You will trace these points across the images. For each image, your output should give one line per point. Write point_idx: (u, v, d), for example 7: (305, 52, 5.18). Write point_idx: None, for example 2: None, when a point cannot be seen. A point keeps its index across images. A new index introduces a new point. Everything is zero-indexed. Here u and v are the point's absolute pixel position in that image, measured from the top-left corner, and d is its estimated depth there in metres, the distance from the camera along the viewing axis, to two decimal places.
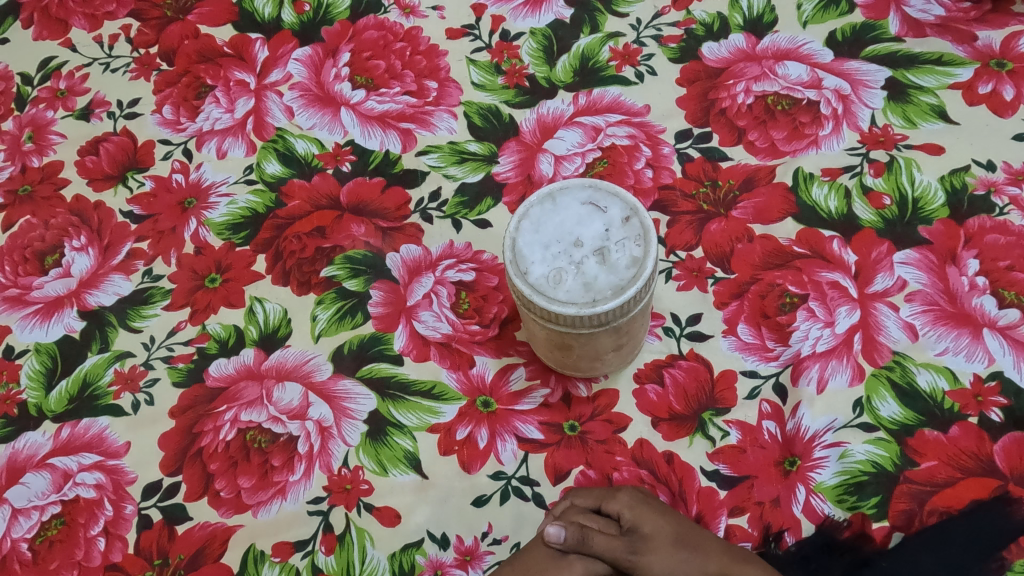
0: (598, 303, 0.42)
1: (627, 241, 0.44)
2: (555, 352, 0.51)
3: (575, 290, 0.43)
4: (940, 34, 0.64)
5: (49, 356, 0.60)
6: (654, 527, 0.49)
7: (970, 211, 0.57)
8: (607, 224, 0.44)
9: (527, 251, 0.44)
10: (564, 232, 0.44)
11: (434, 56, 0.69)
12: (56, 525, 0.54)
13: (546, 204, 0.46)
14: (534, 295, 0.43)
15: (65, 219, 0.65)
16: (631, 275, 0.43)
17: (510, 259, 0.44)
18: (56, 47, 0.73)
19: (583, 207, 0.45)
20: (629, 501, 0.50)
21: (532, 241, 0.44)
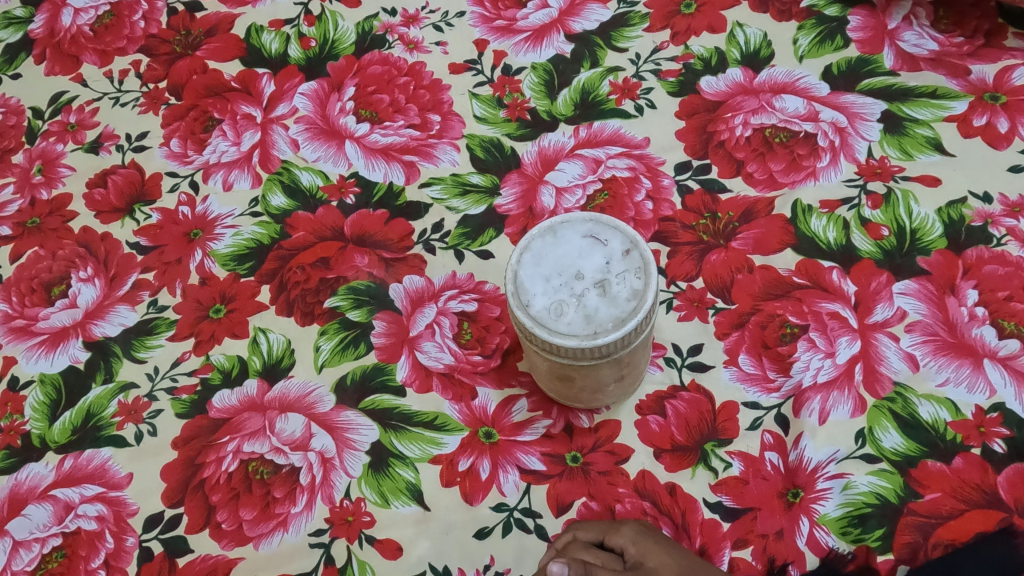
0: (599, 335, 0.43)
1: (628, 273, 0.44)
2: (556, 383, 0.51)
3: (575, 322, 0.43)
4: (934, 68, 0.65)
5: (54, 387, 0.60)
6: (656, 561, 0.48)
7: (968, 242, 0.57)
8: (608, 256, 0.45)
9: (529, 284, 0.45)
10: (565, 265, 0.45)
11: (437, 90, 0.71)
12: (56, 558, 0.54)
13: (548, 236, 0.46)
14: (535, 327, 0.43)
15: (72, 251, 0.66)
16: (631, 307, 0.43)
17: (511, 292, 0.45)
18: (67, 82, 0.74)
19: (584, 240, 0.46)
20: (631, 536, 0.50)
21: (534, 273, 0.45)
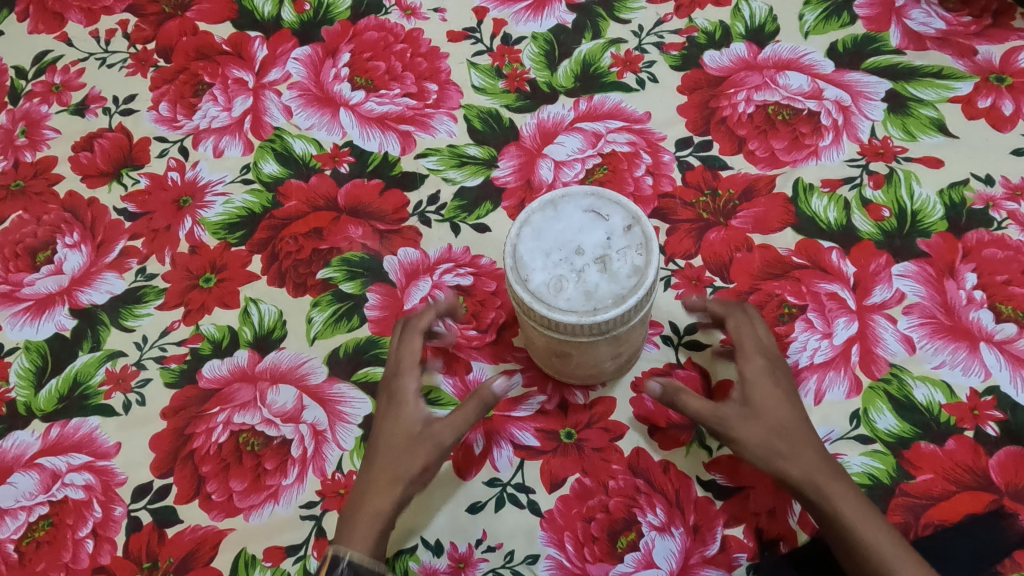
0: (599, 312, 0.42)
1: (629, 250, 0.43)
2: (553, 359, 0.51)
3: (575, 298, 0.42)
4: (941, 47, 0.64)
5: (40, 354, 0.59)
6: (764, 400, 0.49)
7: (969, 225, 0.57)
8: (609, 231, 0.44)
9: (529, 258, 0.44)
10: (566, 239, 0.44)
11: (435, 58, 0.69)
12: (43, 527, 0.54)
13: (548, 210, 0.45)
14: (534, 302, 0.43)
15: (58, 216, 0.64)
16: (632, 283, 0.42)
17: (510, 266, 0.44)
18: (51, 40, 0.72)
19: (585, 214, 0.45)
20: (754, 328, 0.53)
21: (533, 247, 0.44)
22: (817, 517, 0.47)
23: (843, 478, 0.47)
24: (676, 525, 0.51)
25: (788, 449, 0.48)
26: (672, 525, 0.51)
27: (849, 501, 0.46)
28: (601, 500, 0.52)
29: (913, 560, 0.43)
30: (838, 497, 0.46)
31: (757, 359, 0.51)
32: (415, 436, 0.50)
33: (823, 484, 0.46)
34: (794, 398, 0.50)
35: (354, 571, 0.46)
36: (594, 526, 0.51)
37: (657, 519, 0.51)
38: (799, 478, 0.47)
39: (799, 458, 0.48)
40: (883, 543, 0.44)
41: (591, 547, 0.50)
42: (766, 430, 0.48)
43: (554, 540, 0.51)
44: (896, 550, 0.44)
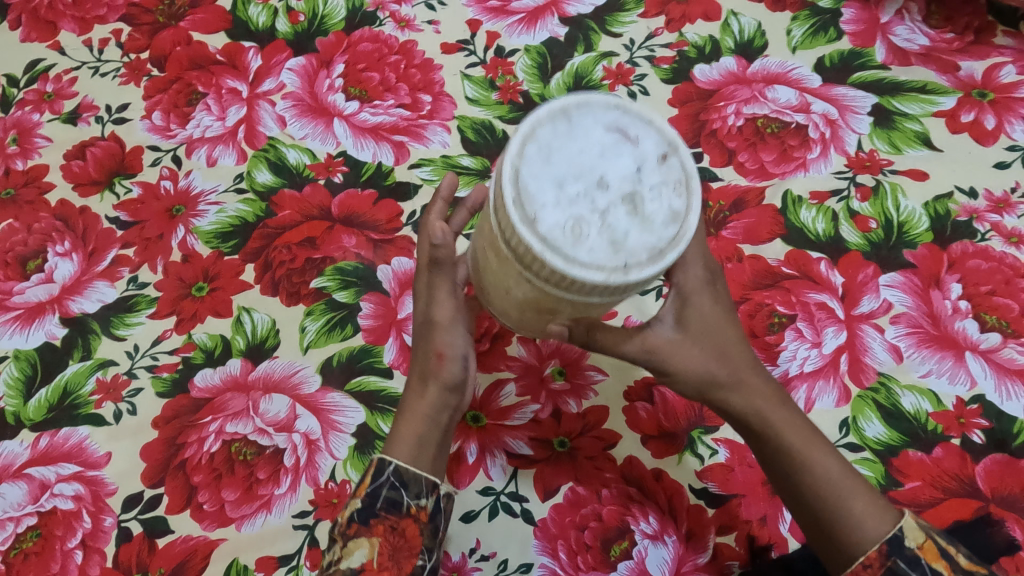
0: (631, 269, 0.35)
1: (665, 188, 0.37)
2: (529, 314, 0.44)
3: (599, 249, 0.35)
4: (925, 63, 0.66)
5: (29, 364, 0.59)
6: (702, 321, 0.47)
7: (953, 236, 0.58)
8: (637, 157, 0.37)
9: (537, 190, 0.36)
10: (585, 166, 0.37)
11: (429, 70, 0.70)
12: (32, 537, 0.53)
13: (561, 123, 0.38)
14: (546, 251, 0.35)
15: (49, 224, 0.64)
16: (667, 232, 0.36)
17: (512, 196, 0.36)
18: (43, 49, 0.72)
19: (608, 135, 0.38)
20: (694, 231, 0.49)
21: (541, 172, 0.36)
22: (761, 445, 0.45)
23: (786, 402, 0.45)
24: (668, 533, 0.51)
25: (730, 376, 0.46)
26: (665, 533, 0.51)
27: (797, 431, 0.44)
28: (594, 508, 0.52)
29: (867, 494, 0.42)
30: (783, 427, 0.44)
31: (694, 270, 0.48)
32: (426, 318, 0.51)
33: (769, 413, 0.45)
34: (729, 312, 0.48)
35: (399, 477, 0.44)
36: (587, 535, 0.51)
37: (650, 527, 0.51)
38: (742, 410, 0.45)
39: (741, 389, 0.46)
40: (834, 476, 0.42)
41: (584, 556, 0.50)
42: (707, 356, 0.46)
43: (548, 549, 0.51)
44: (846, 484, 0.42)
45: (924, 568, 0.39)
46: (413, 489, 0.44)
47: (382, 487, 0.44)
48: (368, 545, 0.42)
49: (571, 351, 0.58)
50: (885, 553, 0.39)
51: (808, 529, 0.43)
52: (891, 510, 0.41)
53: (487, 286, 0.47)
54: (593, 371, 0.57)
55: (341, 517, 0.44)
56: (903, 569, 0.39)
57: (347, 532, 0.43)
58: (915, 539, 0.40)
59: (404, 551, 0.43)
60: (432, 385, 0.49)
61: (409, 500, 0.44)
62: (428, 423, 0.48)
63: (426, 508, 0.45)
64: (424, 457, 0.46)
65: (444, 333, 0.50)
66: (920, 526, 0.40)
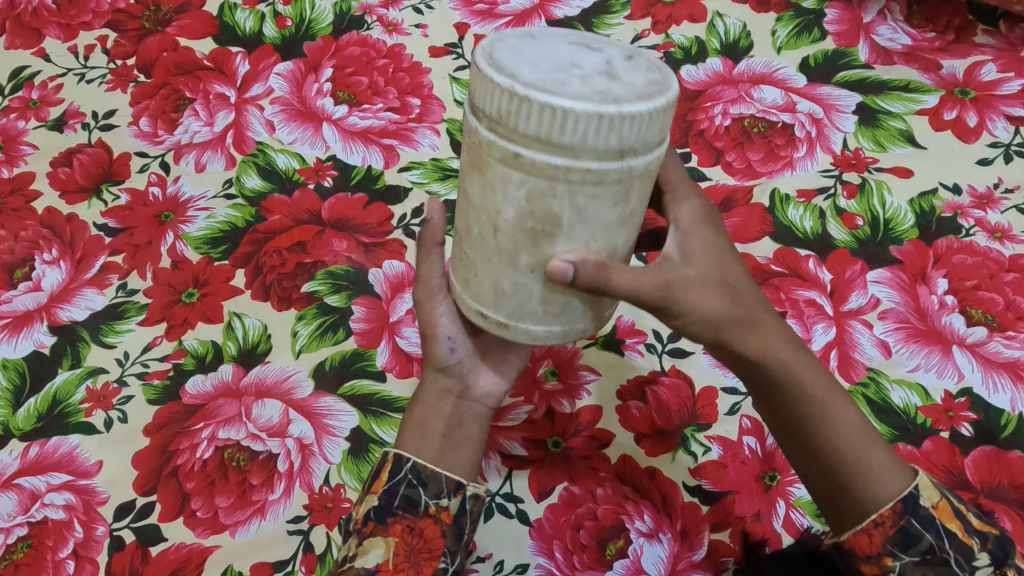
0: (624, 103, 0.31)
1: (639, 67, 0.34)
2: (524, 250, 0.38)
3: (584, 91, 0.31)
4: (907, 62, 0.67)
5: (17, 373, 0.58)
6: (710, 257, 0.44)
7: (939, 232, 0.59)
8: (607, 47, 0.35)
9: (511, 62, 0.33)
10: (559, 50, 0.34)
11: (417, 73, 0.71)
12: (22, 548, 0.51)
13: (526, 36, 0.36)
14: (529, 93, 0.31)
15: (36, 232, 0.63)
16: (654, 87, 0.33)
17: (487, 64, 0.33)
18: (28, 56, 0.72)
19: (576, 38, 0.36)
20: (682, 179, 0.48)
21: (514, 53, 0.34)
22: (777, 393, 0.43)
23: (801, 349, 0.43)
24: (664, 531, 0.51)
25: (745, 317, 0.43)
26: (660, 531, 0.51)
27: (817, 375, 0.43)
28: (589, 507, 0.52)
29: (883, 448, 0.41)
30: (806, 373, 0.43)
31: (687, 217, 0.46)
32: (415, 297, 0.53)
33: (787, 358, 0.43)
34: (734, 254, 0.45)
35: (417, 474, 0.45)
36: (582, 534, 0.51)
37: (644, 525, 0.51)
38: (761, 355, 0.42)
39: (758, 332, 0.43)
40: (852, 429, 0.41)
41: (580, 555, 0.50)
42: (723, 294, 0.43)
43: (544, 549, 0.50)
44: (865, 438, 0.41)
45: (939, 528, 0.38)
46: (432, 489, 0.45)
47: (400, 485, 0.45)
48: (384, 544, 0.43)
49: (564, 353, 0.60)
50: (899, 512, 0.39)
51: (830, 486, 0.41)
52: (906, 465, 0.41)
53: (468, 255, 0.41)
54: (585, 371, 0.58)
55: (359, 514, 0.44)
56: (918, 529, 0.38)
57: (363, 530, 0.44)
58: (930, 498, 0.39)
59: (422, 552, 0.43)
60: (430, 372, 0.52)
61: (428, 500, 0.45)
62: (422, 409, 0.50)
63: (449, 509, 0.45)
64: (415, 441, 0.47)
65: (428, 310, 0.52)
66: (935, 485, 0.40)
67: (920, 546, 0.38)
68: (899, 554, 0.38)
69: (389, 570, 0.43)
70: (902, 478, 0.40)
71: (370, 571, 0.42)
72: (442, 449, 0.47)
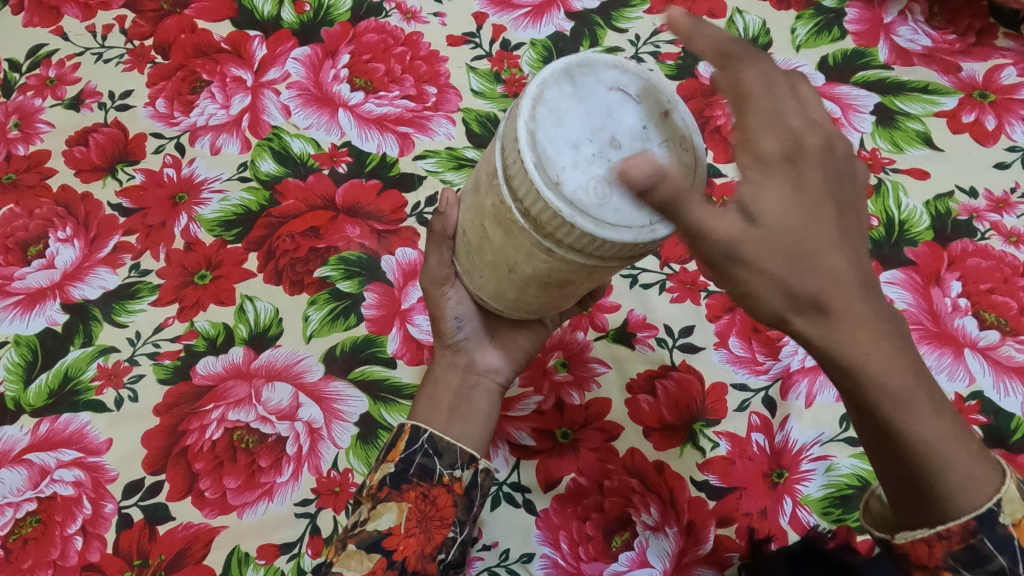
0: (658, 226, 0.35)
1: (673, 143, 0.37)
2: (535, 292, 0.43)
3: (624, 209, 0.35)
4: (927, 63, 0.67)
5: (29, 349, 0.58)
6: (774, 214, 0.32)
7: (954, 235, 0.59)
8: (644, 105, 0.37)
9: (554, 152, 0.35)
10: (595, 126, 0.36)
11: (434, 62, 0.70)
12: (31, 523, 0.52)
13: (566, 86, 0.37)
14: (575, 216, 0.34)
15: (50, 210, 0.63)
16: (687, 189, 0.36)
17: (533, 161, 0.35)
18: (46, 34, 0.72)
19: (611, 95, 0.37)
20: (760, 78, 0.34)
21: (554, 134, 0.36)
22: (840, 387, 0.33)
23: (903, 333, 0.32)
24: (669, 525, 0.51)
25: (816, 295, 0.32)
26: (666, 525, 0.51)
27: (891, 388, 0.32)
28: (596, 499, 0.52)
29: (967, 453, 0.32)
30: (875, 382, 0.32)
31: (763, 144, 0.34)
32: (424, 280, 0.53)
33: (862, 365, 0.32)
34: (808, 213, 0.32)
35: (433, 445, 0.46)
36: (588, 526, 0.51)
37: (651, 519, 0.51)
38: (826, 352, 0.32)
39: (833, 316, 0.32)
40: (931, 445, 0.32)
41: (586, 546, 0.51)
42: (779, 272, 0.32)
43: (550, 539, 0.51)
44: (948, 448, 0.32)
45: (1017, 548, 0.32)
46: (446, 459, 0.46)
47: (416, 454, 0.46)
48: (397, 509, 0.44)
49: (574, 343, 0.58)
50: (971, 530, 0.32)
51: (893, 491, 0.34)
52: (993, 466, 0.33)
53: (479, 269, 0.45)
54: (595, 363, 0.58)
55: (374, 481, 0.46)
56: (990, 550, 0.32)
57: (378, 495, 0.45)
58: (1012, 514, 0.32)
59: (435, 520, 0.45)
60: (439, 348, 0.53)
61: (442, 469, 0.46)
62: (430, 386, 0.51)
63: (461, 481, 0.46)
64: (424, 412, 0.49)
65: (436, 294, 0.52)
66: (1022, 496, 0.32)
67: (989, 566, 0.32)
68: (961, 571, 0.33)
69: (401, 534, 0.43)
70: (983, 488, 0.32)
71: (382, 534, 0.43)
72: (451, 416, 0.49)
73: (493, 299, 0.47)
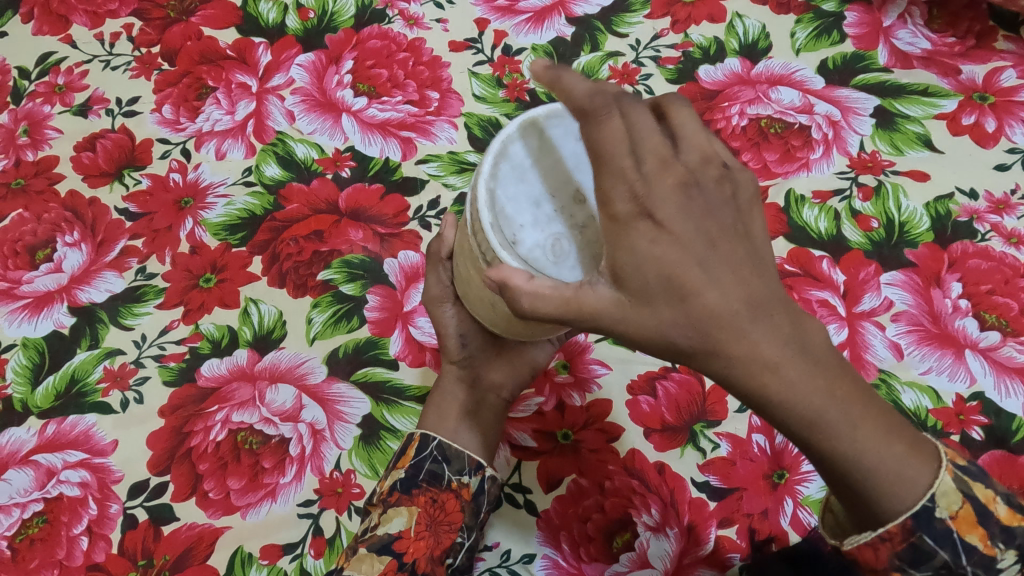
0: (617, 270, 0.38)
1: None
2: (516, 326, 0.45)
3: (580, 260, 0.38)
4: (927, 66, 0.67)
5: (37, 352, 0.59)
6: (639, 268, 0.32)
7: (954, 237, 0.59)
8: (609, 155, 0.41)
9: (513, 209, 0.39)
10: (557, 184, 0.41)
11: (437, 67, 0.71)
12: (37, 523, 0.53)
13: (533, 141, 0.41)
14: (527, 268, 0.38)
15: (59, 215, 0.64)
16: None
17: (490, 220, 0.39)
18: (55, 42, 0.73)
19: (574, 149, 0.41)
20: (619, 134, 0.31)
21: (515, 191, 0.40)
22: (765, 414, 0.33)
23: (801, 358, 0.32)
24: (670, 526, 0.51)
25: (701, 343, 0.32)
26: (666, 525, 0.51)
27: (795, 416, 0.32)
28: (596, 500, 0.52)
29: (896, 451, 0.33)
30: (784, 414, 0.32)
31: (624, 199, 0.32)
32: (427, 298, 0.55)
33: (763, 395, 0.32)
34: (687, 249, 0.32)
35: (442, 452, 0.47)
36: (589, 527, 0.52)
37: (651, 520, 0.52)
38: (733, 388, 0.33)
39: (725, 352, 0.32)
40: (858, 459, 0.32)
41: (586, 547, 0.51)
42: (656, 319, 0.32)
43: (550, 540, 0.52)
44: (877, 458, 0.32)
45: (956, 541, 0.33)
46: (455, 465, 0.47)
47: (426, 461, 0.47)
48: (407, 513, 0.45)
49: (574, 344, 0.58)
50: (910, 529, 0.33)
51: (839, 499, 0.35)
52: (928, 459, 0.33)
53: (471, 296, 0.47)
54: (596, 364, 0.58)
55: (385, 487, 0.46)
56: (931, 546, 0.33)
57: (388, 499, 0.45)
58: (948, 508, 0.33)
59: (443, 525, 0.46)
60: (446, 363, 0.53)
61: (451, 475, 0.47)
62: (438, 398, 0.52)
63: (469, 487, 0.47)
64: (434, 421, 0.50)
65: (437, 312, 0.54)
66: (959, 488, 0.33)
67: (933, 563, 0.33)
68: (908, 570, 0.33)
69: (411, 537, 0.44)
70: (916, 486, 0.33)
71: (393, 537, 0.44)
72: (460, 426, 0.49)
73: (487, 324, 0.47)
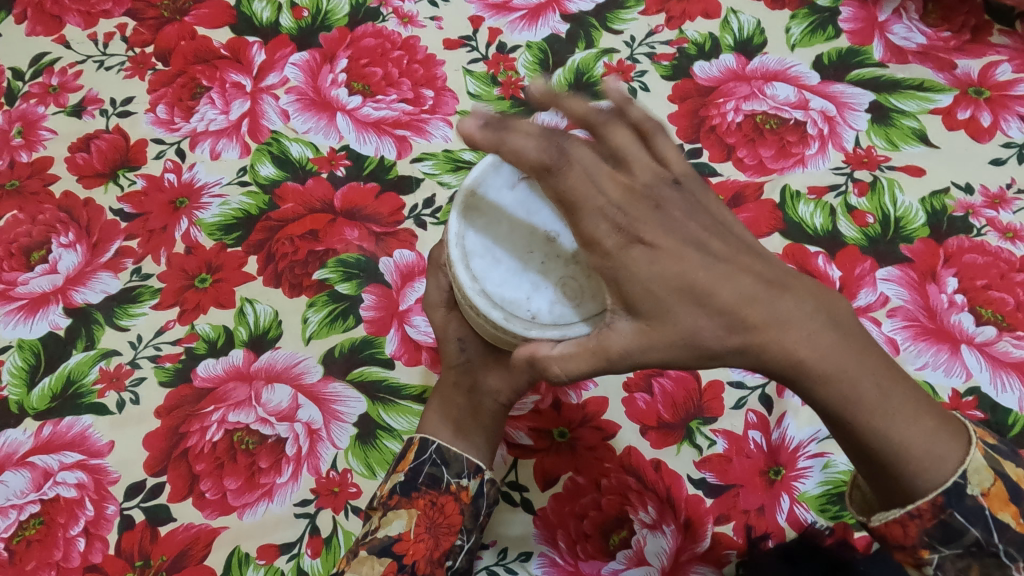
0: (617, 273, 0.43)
1: None
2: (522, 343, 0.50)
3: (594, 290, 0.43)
4: (922, 61, 0.67)
5: (33, 353, 0.59)
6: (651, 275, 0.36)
7: (950, 231, 0.59)
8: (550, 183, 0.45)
9: (510, 292, 0.44)
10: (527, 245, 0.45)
11: (431, 65, 0.71)
12: (34, 525, 0.53)
13: (478, 221, 0.45)
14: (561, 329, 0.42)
15: (53, 215, 0.64)
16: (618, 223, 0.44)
17: (501, 315, 0.43)
18: (49, 43, 0.73)
19: (515, 198, 0.46)
20: (581, 182, 0.38)
21: (498, 275, 0.44)
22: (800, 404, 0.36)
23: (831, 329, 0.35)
24: (667, 523, 0.51)
25: (733, 339, 0.35)
26: (663, 523, 0.51)
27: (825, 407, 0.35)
28: (593, 498, 0.53)
29: (926, 431, 0.34)
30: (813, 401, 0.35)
31: (610, 232, 0.38)
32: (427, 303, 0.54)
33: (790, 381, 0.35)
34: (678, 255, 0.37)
35: (442, 457, 0.47)
36: (586, 524, 0.52)
37: (648, 517, 0.52)
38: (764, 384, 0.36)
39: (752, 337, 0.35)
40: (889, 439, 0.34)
41: (583, 545, 0.51)
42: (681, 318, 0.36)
43: (547, 538, 0.52)
44: (909, 439, 0.34)
45: (988, 519, 0.34)
46: (454, 468, 0.47)
47: (425, 464, 0.47)
48: (406, 516, 0.45)
49: None
50: (941, 505, 0.34)
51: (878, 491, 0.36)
52: (959, 436, 0.35)
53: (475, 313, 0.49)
54: None
55: (384, 491, 0.47)
56: (962, 523, 0.34)
57: (388, 502, 0.46)
58: (981, 485, 0.34)
59: (442, 527, 0.46)
60: (444, 368, 0.53)
61: (450, 478, 0.47)
62: (437, 407, 0.51)
63: (469, 490, 0.47)
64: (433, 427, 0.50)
65: (434, 318, 0.53)
66: (990, 465, 0.34)
67: (964, 540, 0.34)
68: (938, 548, 0.34)
69: (410, 539, 0.44)
70: (947, 465, 0.34)
71: (392, 539, 0.44)
72: (456, 432, 0.49)
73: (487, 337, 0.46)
